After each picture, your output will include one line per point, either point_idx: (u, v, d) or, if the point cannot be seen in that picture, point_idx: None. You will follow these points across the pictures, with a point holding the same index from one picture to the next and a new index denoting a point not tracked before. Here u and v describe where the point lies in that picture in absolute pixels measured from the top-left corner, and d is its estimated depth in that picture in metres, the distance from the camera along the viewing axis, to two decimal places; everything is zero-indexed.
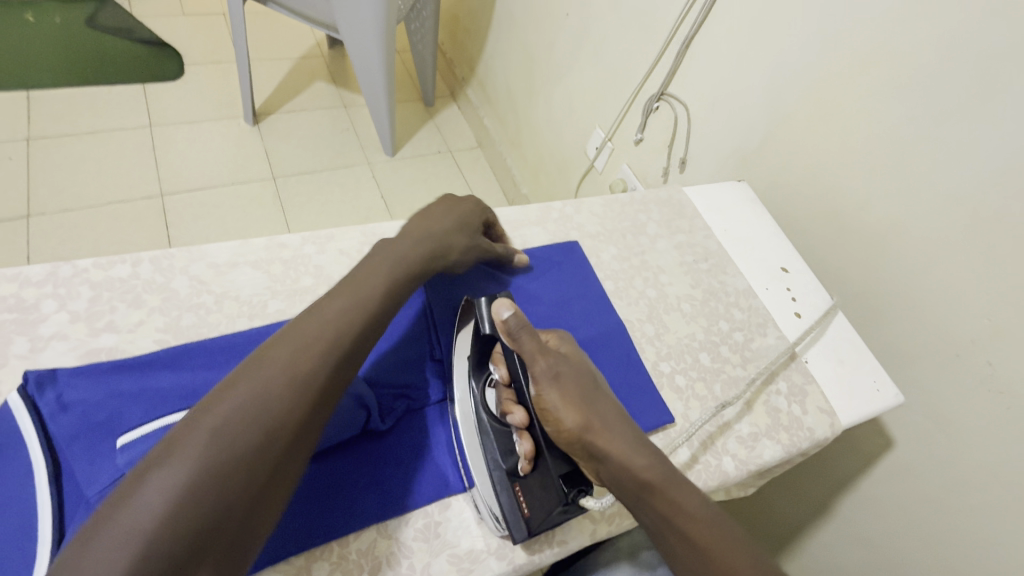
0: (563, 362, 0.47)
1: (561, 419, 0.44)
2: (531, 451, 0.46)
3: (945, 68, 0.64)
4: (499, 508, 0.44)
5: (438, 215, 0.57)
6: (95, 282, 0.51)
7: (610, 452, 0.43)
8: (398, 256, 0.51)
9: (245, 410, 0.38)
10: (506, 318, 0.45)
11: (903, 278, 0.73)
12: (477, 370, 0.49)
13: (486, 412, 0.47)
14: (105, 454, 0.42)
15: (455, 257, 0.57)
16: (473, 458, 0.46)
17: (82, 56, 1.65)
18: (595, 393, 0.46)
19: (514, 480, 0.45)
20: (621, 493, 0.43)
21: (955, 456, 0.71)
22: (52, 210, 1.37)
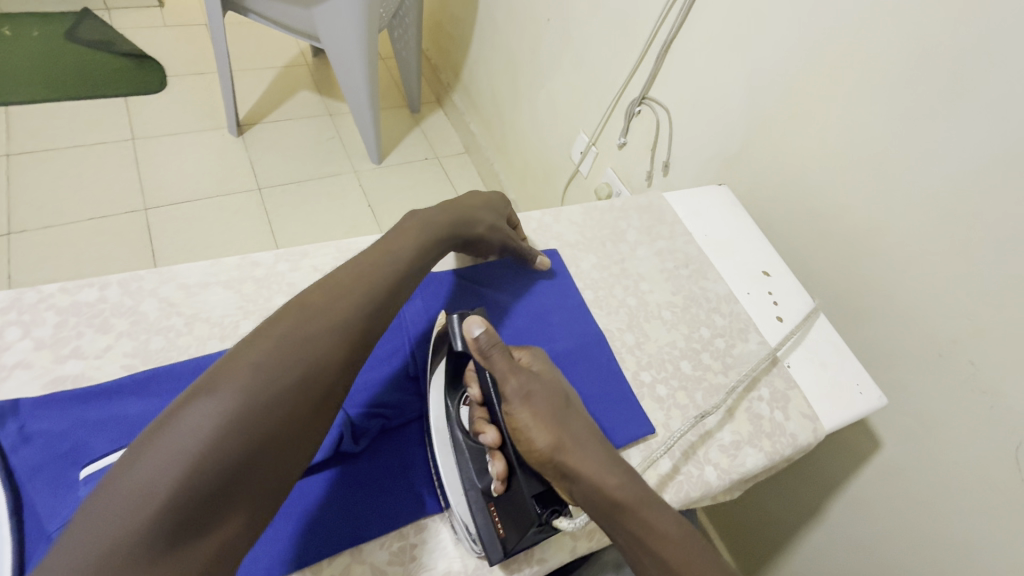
0: (534, 379, 0.46)
1: (533, 439, 0.43)
2: (504, 471, 0.45)
3: (918, 69, 0.64)
4: (475, 529, 0.44)
5: (472, 197, 0.65)
6: (60, 307, 0.50)
7: (583, 473, 0.43)
8: (429, 222, 0.58)
9: (285, 352, 0.42)
10: (477, 336, 0.46)
11: (884, 279, 0.74)
12: (453, 388, 0.49)
13: (461, 432, 0.47)
14: (69, 485, 0.42)
15: (479, 230, 0.63)
16: (448, 478, 0.45)
17: (61, 70, 1.63)
18: (567, 410, 0.46)
19: (488, 501, 0.45)
20: (594, 513, 0.43)
21: (940, 457, 0.71)
22: (32, 228, 1.35)
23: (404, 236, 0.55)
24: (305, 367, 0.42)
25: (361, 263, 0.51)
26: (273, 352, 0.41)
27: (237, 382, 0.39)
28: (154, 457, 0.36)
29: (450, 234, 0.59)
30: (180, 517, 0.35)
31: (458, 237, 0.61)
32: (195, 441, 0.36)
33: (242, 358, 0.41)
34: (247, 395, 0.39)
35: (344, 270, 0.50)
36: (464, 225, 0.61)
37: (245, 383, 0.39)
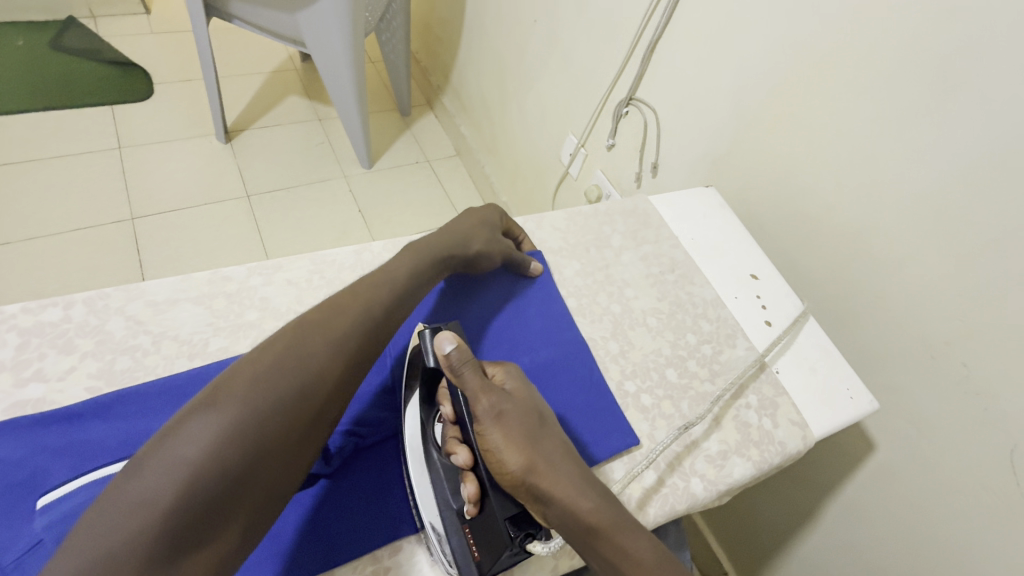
0: (507, 398, 0.45)
1: (505, 461, 0.43)
2: (476, 493, 0.44)
3: (903, 68, 0.63)
4: (449, 553, 0.42)
5: (468, 215, 0.64)
6: (23, 328, 0.49)
7: (555, 495, 0.42)
8: (425, 245, 0.57)
9: (289, 364, 0.42)
10: (449, 353, 0.44)
11: (875, 281, 0.72)
12: (427, 405, 0.48)
13: (435, 450, 0.46)
14: (25, 516, 0.40)
15: (476, 246, 0.61)
16: (422, 498, 0.44)
17: (45, 79, 1.62)
18: (541, 429, 0.45)
19: (463, 522, 0.43)
20: (567, 535, 0.43)
21: (935, 460, 0.70)
22: (17, 239, 1.33)
23: (402, 258, 0.55)
24: (304, 379, 0.42)
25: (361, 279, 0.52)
26: (276, 364, 0.41)
27: (237, 394, 0.39)
28: (156, 466, 0.35)
29: (447, 257, 0.58)
30: (175, 530, 0.34)
31: (457, 256, 0.60)
32: (196, 451, 0.36)
33: (242, 369, 0.41)
34: (245, 406, 0.38)
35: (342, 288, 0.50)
36: (461, 243, 0.60)
37: (245, 394, 0.39)
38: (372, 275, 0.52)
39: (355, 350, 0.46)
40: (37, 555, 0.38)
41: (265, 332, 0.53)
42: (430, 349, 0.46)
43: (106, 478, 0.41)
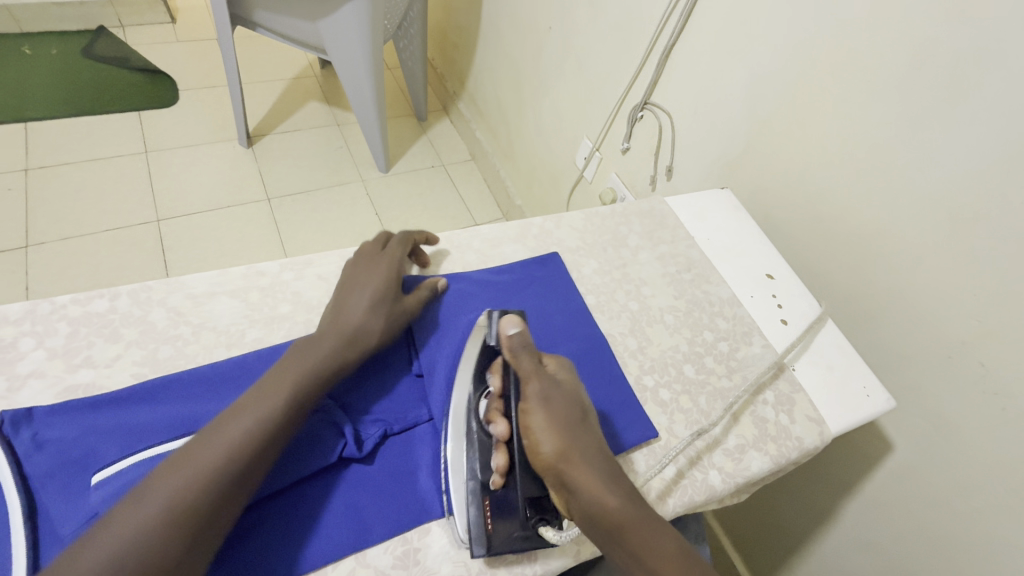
0: (554, 388, 0.49)
1: (540, 441, 0.45)
2: (504, 466, 0.47)
3: (915, 73, 0.64)
4: (465, 519, 0.46)
5: (357, 297, 0.55)
6: (72, 318, 0.52)
7: (584, 485, 0.44)
8: (313, 362, 0.48)
9: (112, 558, 0.35)
10: (512, 334, 0.51)
11: (891, 280, 0.73)
12: (478, 381, 0.51)
13: (475, 421, 0.50)
14: (79, 491, 0.42)
15: (374, 340, 0.53)
16: (455, 463, 0.48)
17: (76, 85, 1.68)
18: (580, 422, 0.48)
19: (485, 493, 0.47)
20: (590, 528, 0.44)
21: (952, 460, 0.70)
22: (51, 239, 1.38)
23: (278, 382, 0.46)
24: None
25: (232, 428, 0.42)
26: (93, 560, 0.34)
27: None
28: None
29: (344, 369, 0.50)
30: None
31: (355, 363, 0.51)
32: None
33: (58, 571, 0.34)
34: None
35: (210, 449, 0.41)
36: (358, 345, 0.51)
37: None
38: (248, 417, 0.43)
39: (200, 539, 0.38)
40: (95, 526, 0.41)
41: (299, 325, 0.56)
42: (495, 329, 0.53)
43: (157, 457, 0.44)
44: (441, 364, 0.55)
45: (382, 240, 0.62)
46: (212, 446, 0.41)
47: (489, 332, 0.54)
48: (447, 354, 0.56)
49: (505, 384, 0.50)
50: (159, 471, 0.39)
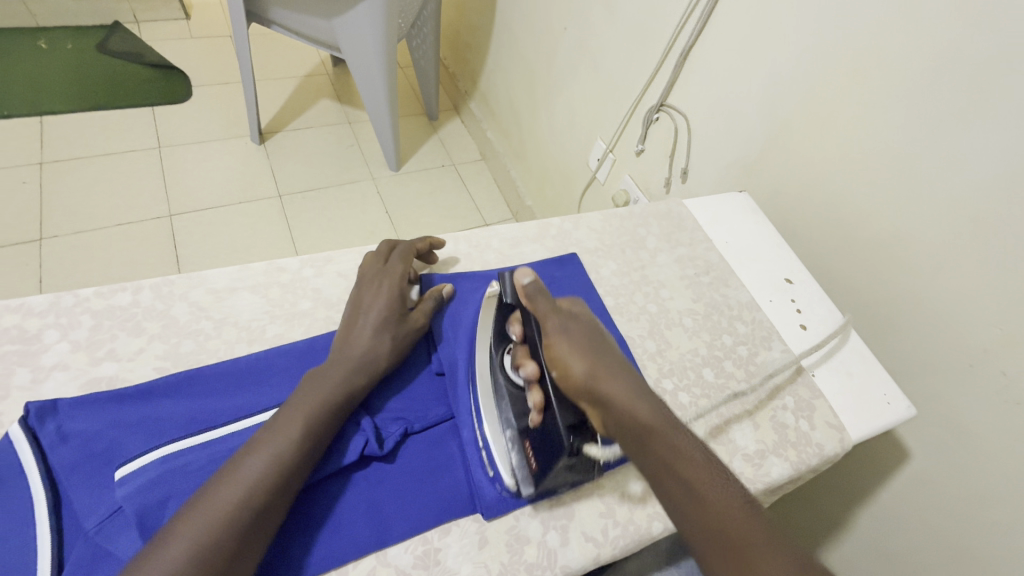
0: (571, 322, 0.53)
1: (569, 364, 0.49)
2: (541, 403, 0.50)
3: (939, 78, 0.64)
4: (510, 464, 0.49)
5: (362, 321, 0.54)
6: (96, 311, 0.52)
7: (615, 397, 0.48)
8: (322, 392, 0.47)
9: None
10: (526, 283, 0.56)
11: (911, 286, 0.72)
12: (499, 342, 0.56)
13: (503, 375, 0.53)
14: (104, 484, 0.43)
15: (384, 363, 0.52)
16: (489, 419, 0.51)
17: (91, 80, 1.69)
18: (601, 347, 0.52)
19: (524, 437, 0.51)
20: (625, 437, 0.47)
21: (973, 470, 0.69)
22: (65, 232, 1.39)
23: (293, 414, 0.45)
24: None
25: (246, 467, 0.42)
26: None
27: None
28: None
29: (355, 394, 0.49)
30: None
31: (367, 388, 0.51)
32: None
33: None
34: None
35: (229, 489, 0.40)
36: (369, 371, 0.51)
37: None
38: (265, 451, 0.42)
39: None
40: (118, 521, 0.41)
41: (320, 321, 0.57)
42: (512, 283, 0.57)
43: (182, 453, 0.44)
44: (461, 363, 0.56)
45: (383, 253, 0.61)
46: (233, 483, 0.41)
47: (503, 292, 0.58)
48: (466, 351, 0.57)
49: (526, 328, 0.55)
50: (182, 513, 0.39)
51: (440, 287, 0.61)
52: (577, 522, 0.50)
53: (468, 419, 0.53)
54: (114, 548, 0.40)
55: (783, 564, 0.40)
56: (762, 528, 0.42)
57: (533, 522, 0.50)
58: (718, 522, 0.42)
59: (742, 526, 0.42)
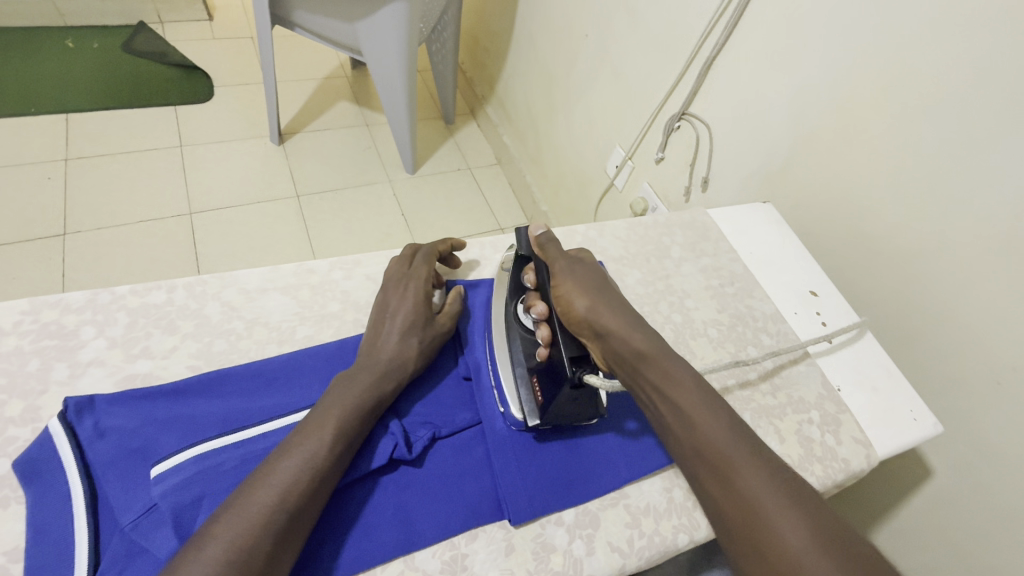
0: (577, 264, 0.58)
1: (571, 301, 0.54)
2: (549, 338, 0.55)
3: (976, 92, 0.63)
4: (517, 396, 0.54)
5: (390, 324, 0.54)
6: (131, 308, 0.53)
7: (612, 329, 0.52)
8: (354, 395, 0.48)
9: None
10: (539, 233, 0.62)
11: (939, 302, 0.71)
12: (513, 292, 0.60)
13: (514, 321, 0.58)
14: (140, 481, 0.43)
15: (412, 366, 0.53)
16: (501, 362, 0.56)
17: (115, 79, 1.71)
18: (604, 286, 0.56)
19: (532, 374, 0.54)
20: (622, 365, 0.52)
21: (1000, 491, 0.68)
22: (87, 228, 1.41)
23: (324, 417, 0.45)
24: None
25: (282, 468, 0.42)
26: None
27: None
28: None
29: (385, 397, 0.50)
30: None
31: (396, 391, 0.51)
32: None
33: None
34: None
35: (265, 491, 0.41)
36: (399, 374, 0.51)
37: None
38: (298, 454, 0.43)
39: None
40: (153, 518, 0.41)
41: (348, 323, 0.57)
42: (525, 235, 0.62)
43: (216, 453, 0.45)
44: (486, 367, 0.57)
45: (408, 256, 0.61)
46: (268, 484, 0.41)
47: (518, 244, 0.63)
48: (492, 356, 0.57)
49: (539, 276, 0.59)
50: (218, 516, 0.40)
51: (457, 288, 0.61)
52: (602, 532, 0.50)
53: (496, 424, 0.53)
54: (149, 545, 0.40)
55: (759, 473, 0.45)
56: (743, 446, 0.46)
57: (558, 530, 0.50)
58: (703, 442, 0.47)
59: (726, 443, 0.46)
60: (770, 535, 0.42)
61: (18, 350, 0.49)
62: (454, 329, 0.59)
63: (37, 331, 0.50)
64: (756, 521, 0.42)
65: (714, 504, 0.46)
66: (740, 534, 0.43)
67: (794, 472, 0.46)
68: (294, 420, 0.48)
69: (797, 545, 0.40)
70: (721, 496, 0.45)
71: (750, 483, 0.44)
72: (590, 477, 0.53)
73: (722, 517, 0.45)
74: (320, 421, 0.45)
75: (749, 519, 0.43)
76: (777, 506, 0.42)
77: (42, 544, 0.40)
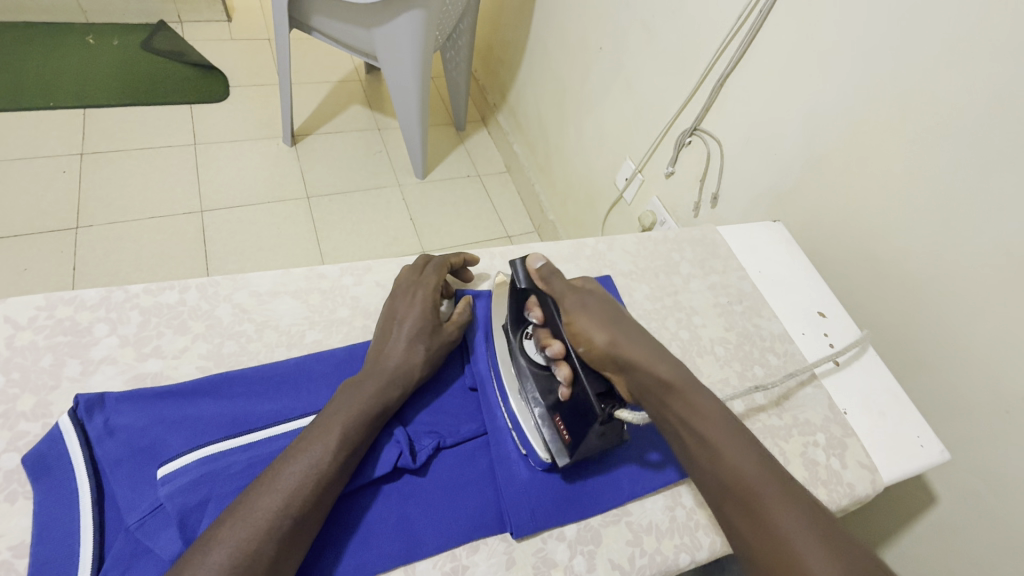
0: (587, 297, 0.57)
1: (592, 337, 0.53)
2: (570, 376, 0.53)
3: (991, 122, 0.63)
4: (544, 439, 0.52)
5: (397, 331, 0.54)
6: (144, 307, 0.54)
7: (636, 360, 0.52)
8: (359, 405, 0.48)
9: None
10: (540, 266, 0.59)
11: (949, 329, 0.71)
12: (518, 326, 0.57)
13: (524, 359, 0.56)
14: (147, 481, 0.44)
15: (418, 374, 0.53)
16: (517, 402, 0.54)
17: (134, 76, 1.74)
18: (619, 318, 0.56)
19: (554, 414, 0.52)
20: (648, 399, 0.52)
21: (1006, 521, 0.67)
22: (99, 222, 1.43)
23: (328, 427, 0.45)
24: None
25: (287, 474, 0.42)
26: None
27: None
28: None
29: (389, 404, 0.50)
30: None
31: (401, 399, 0.51)
32: None
33: None
34: None
35: (270, 496, 0.41)
36: (405, 383, 0.51)
37: None
38: (303, 464, 0.43)
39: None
40: (159, 518, 0.41)
41: (357, 329, 0.58)
42: (523, 268, 0.59)
43: (223, 456, 0.45)
44: (492, 377, 0.57)
45: (419, 265, 0.61)
46: (275, 490, 0.41)
47: (516, 277, 0.59)
48: (498, 365, 0.57)
49: (547, 314, 0.57)
50: (222, 522, 0.40)
51: (464, 297, 0.61)
52: (603, 549, 0.50)
53: (502, 436, 0.53)
54: (154, 546, 0.40)
55: (785, 504, 0.44)
56: (772, 479, 0.46)
57: (560, 545, 0.50)
58: (733, 476, 0.47)
59: (752, 474, 0.46)
60: (798, 567, 0.41)
61: (32, 345, 0.49)
62: (460, 338, 0.59)
63: (51, 327, 0.50)
64: (789, 558, 0.42)
65: (741, 538, 0.45)
66: (771, 571, 0.43)
67: (818, 502, 0.46)
68: (300, 424, 0.49)
69: None
70: (752, 532, 0.44)
71: (780, 518, 0.44)
72: (592, 492, 0.52)
73: (749, 551, 0.44)
74: (324, 428, 0.45)
75: (776, 551, 0.43)
76: (805, 538, 0.42)
77: (46, 539, 0.41)
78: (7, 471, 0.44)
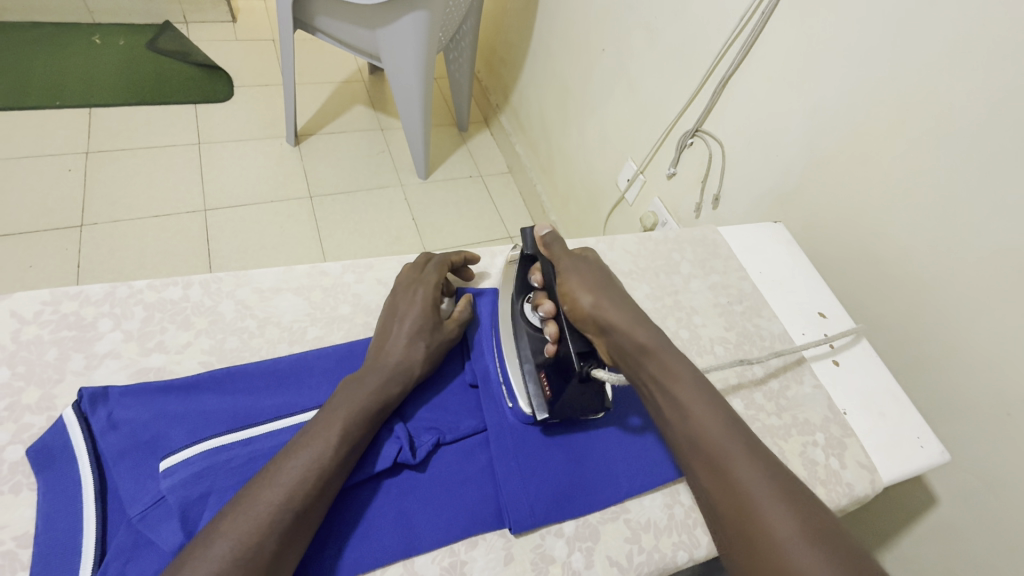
0: (581, 263, 0.61)
1: (578, 298, 0.57)
2: (557, 334, 0.57)
3: (990, 126, 0.63)
4: (526, 393, 0.54)
5: (397, 329, 0.55)
6: (148, 303, 0.54)
7: (616, 323, 0.54)
8: (360, 399, 0.48)
9: None
10: (545, 233, 0.64)
11: (949, 331, 0.71)
12: (520, 286, 0.62)
13: (520, 318, 0.59)
14: (149, 474, 0.44)
15: (419, 372, 0.53)
16: (509, 360, 0.57)
17: (139, 75, 1.75)
18: (609, 283, 0.59)
19: (540, 370, 0.56)
20: (625, 360, 0.54)
21: (1006, 523, 0.66)
22: (103, 220, 1.43)
23: (328, 422, 0.46)
24: None
25: (289, 467, 0.43)
26: None
27: None
28: None
29: (389, 399, 0.50)
30: None
31: (401, 396, 0.52)
32: None
33: None
34: None
35: (271, 490, 0.41)
36: (406, 379, 0.52)
37: None
38: (303, 457, 0.43)
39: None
40: (161, 511, 0.42)
41: (358, 326, 0.58)
42: (530, 236, 0.64)
43: (224, 451, 0.46)
44: (492, 374, 0.57)
45: (420, 264, 0.61)
46: (278, 481, 0.42)
47: (524, 244, 0.64)
48: (497, 360, 0.58)
49: (546, 277, 0.61)
50: (223, 516, 0.40)
51: (465, 295, 0.61)
52: (602, 546, 0.50)
53: (502, 433, 0.54)
54: (155, 538, 0.41)
55: (752, 467, 0.46)
56: (739, 440, 0.47)
57: (558, 542, 0.50)
58: (701, 435, 0.48)
59: (719, 436, 0.47)
60: (755, 523, 0.43)
61: (37, 339, 0.50)
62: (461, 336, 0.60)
63: (56, 321, 0.51)
64: (748, 511, 0.44)
65: (708, 495, 0.47)
66: (732, 525, 0.44)
67: (785, 466, 0.47)
68: (300, 421, 0.49)
69: (786, 534, 0.42)
70: (716, 489, 0.46)
71: (743, 476, 0.45)
72: (589, 489, 0.53)
73: (714, 507, 0.46)
74: (326, 419, 0.46)
75: (737, 508, 0.44)
76: (769, 500, 0.43)
77: (50, 531, 0.41)
78: (10, 464, 0.44)
